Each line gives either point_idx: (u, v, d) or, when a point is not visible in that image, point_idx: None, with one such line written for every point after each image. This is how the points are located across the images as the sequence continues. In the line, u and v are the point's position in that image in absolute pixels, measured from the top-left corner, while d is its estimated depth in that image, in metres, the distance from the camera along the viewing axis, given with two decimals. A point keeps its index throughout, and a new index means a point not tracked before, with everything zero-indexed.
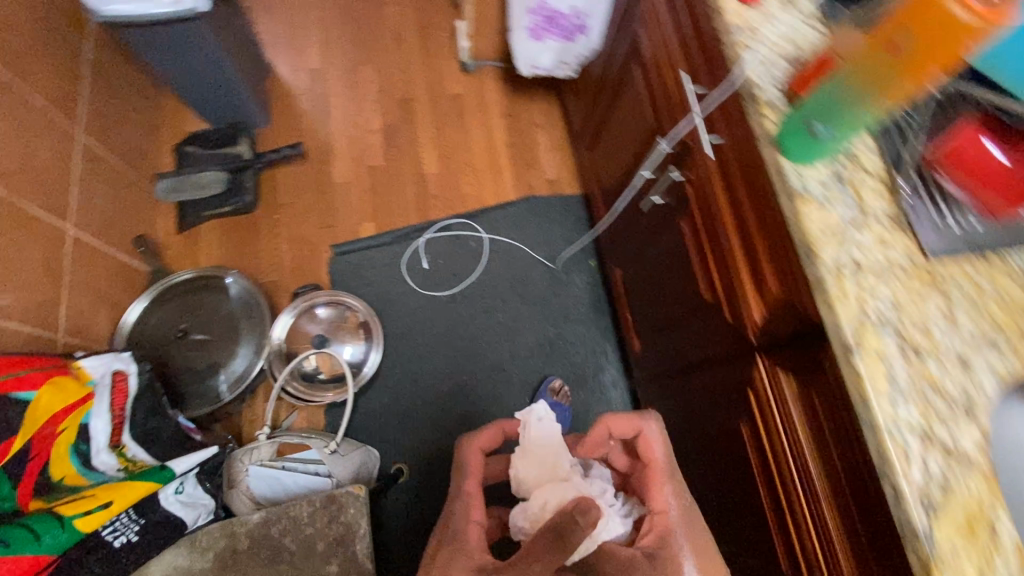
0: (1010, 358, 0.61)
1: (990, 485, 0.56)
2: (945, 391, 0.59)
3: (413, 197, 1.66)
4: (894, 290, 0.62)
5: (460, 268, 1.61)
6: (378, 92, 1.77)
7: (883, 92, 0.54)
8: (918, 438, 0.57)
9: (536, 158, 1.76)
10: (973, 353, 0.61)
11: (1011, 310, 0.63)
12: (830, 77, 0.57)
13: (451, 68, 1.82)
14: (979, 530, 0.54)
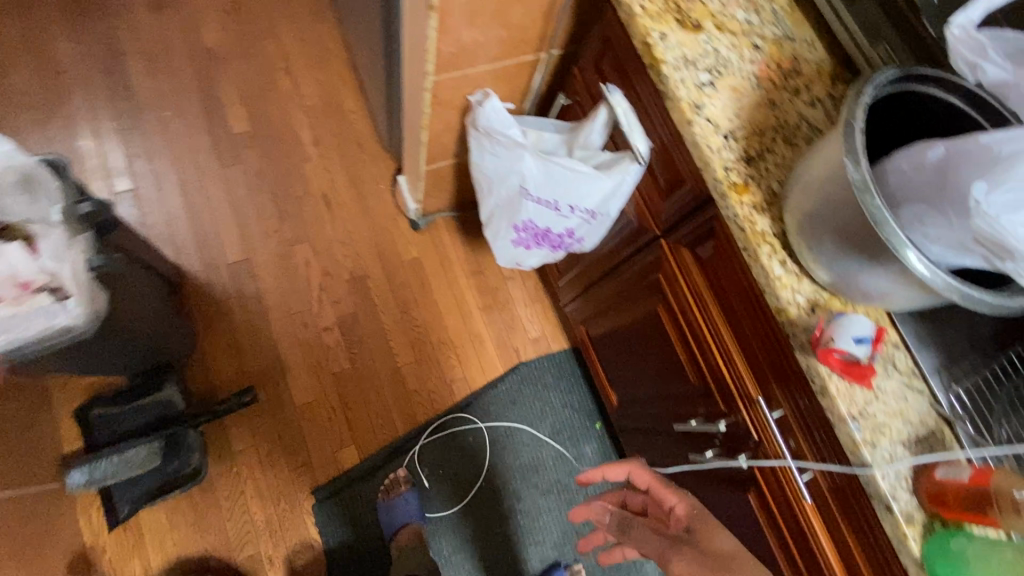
0: None
1: None
2: None
3: (391, 401, 1.44)
4: None
5: (464, 472, 1.43)
6: (322, 276, 1.50)
7: None
8: None
9: (516, 317, 1.60)
10: None
11: None
12: (984, 544, 0.58)
13: (400, 227, 1.59)
14: None
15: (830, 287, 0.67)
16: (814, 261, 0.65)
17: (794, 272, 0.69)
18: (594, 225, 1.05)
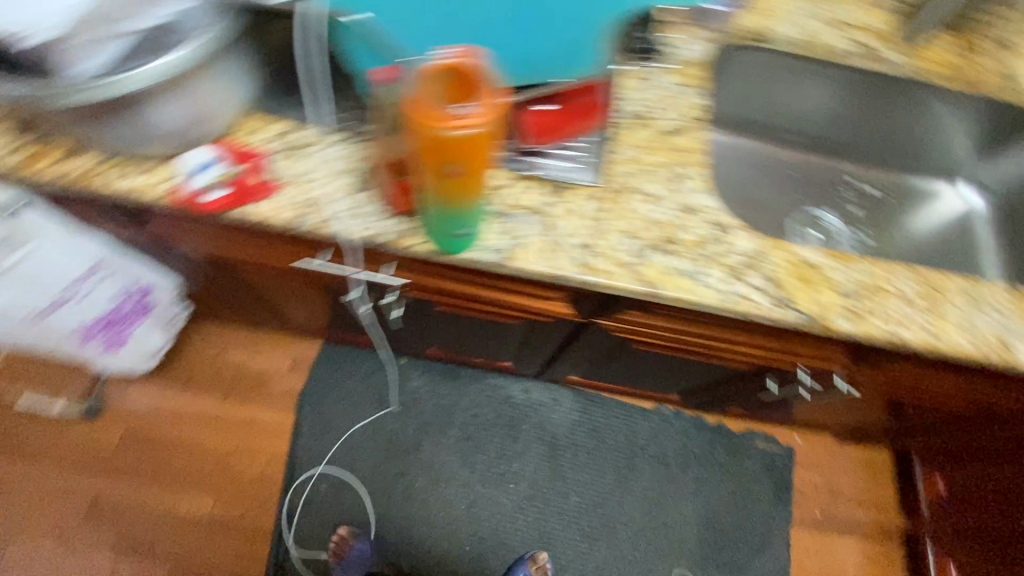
0: (692, 171, 0.74)
1: (780, 247, 0.70)
2: (707, 241, 0.70)
3: (241, 541, 1.34)
4: (620, 228, 0.69)
5: (347, 510, 1.39)
6: (65, 542, 1.30)
7: (460, 202, 0.58)
8: (738, 280, 0.68)
9: (253, 371, 1.48)
10: (681, 196, 0.72)
11: (656, 146, 0.75)
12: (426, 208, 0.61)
13: (82, 430, 1.39)
14: (807, 274, 0.69)
15: (177, 150, 0.70)
16: (134, 145, 0.67)
17: (151, 169, 0.70)
18: (116, 271, 0.97)
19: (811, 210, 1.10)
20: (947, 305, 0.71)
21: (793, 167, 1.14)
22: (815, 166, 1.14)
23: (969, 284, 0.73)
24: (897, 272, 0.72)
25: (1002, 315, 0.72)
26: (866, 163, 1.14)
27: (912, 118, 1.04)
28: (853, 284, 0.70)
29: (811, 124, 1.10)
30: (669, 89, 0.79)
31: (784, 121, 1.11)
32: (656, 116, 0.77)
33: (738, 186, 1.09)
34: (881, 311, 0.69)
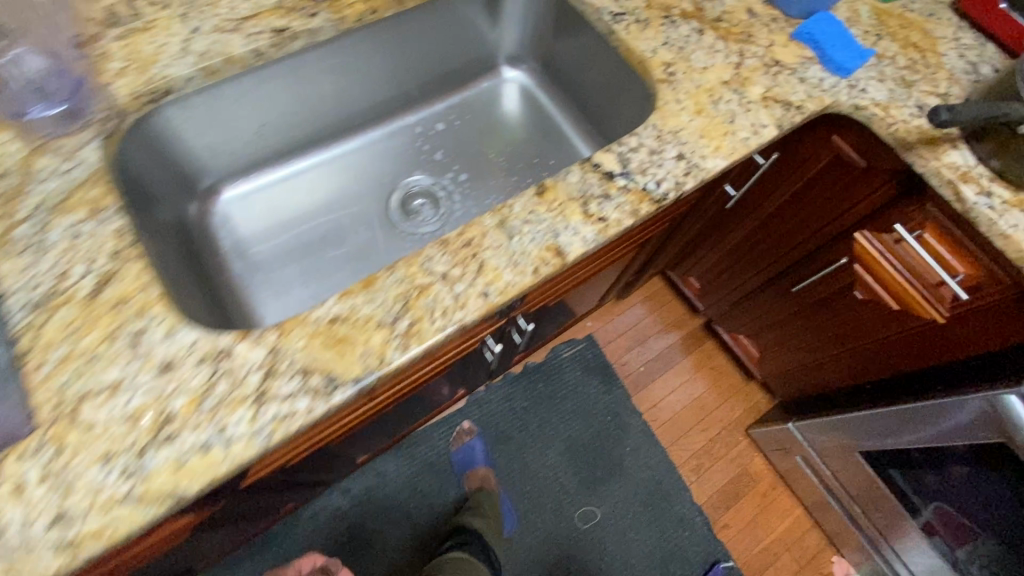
0: (147, 319, 0.58)
1: (292, 328, 0.59)
2: (208, 387, 0.56)
3: None
4: (88, 458, 0.52)
5: None
6: None
7: None
8: (266, 403, 0.55)
9: None
10: (150, 358, 0.56)
11: (88, 320, 0.57)
12: None
13: None
14: (336, 334, 0.59)
15: None
16: None
17: None
18: None
19: (400, 184, 1.01)
20: (486, 252, 0.65)
21: (354, 153, 0.99)
22: (363, 157, 1.00)
23: (498, 213, 0.68)
24: (425, 256, 0.64)
25: (538, 221, 0.68)
26: (417, 100, 1.03)
27: (412, 45, 0.93)
28: (390, 305, 0.61)
29: (330, 119, 0.95)
30: (68, 239, 0.60)
31: (300, 135, 0.94)
32: (68, 283, 0.59)
33: (310, 214, 0.94)
34: (431, 308, 0.61)
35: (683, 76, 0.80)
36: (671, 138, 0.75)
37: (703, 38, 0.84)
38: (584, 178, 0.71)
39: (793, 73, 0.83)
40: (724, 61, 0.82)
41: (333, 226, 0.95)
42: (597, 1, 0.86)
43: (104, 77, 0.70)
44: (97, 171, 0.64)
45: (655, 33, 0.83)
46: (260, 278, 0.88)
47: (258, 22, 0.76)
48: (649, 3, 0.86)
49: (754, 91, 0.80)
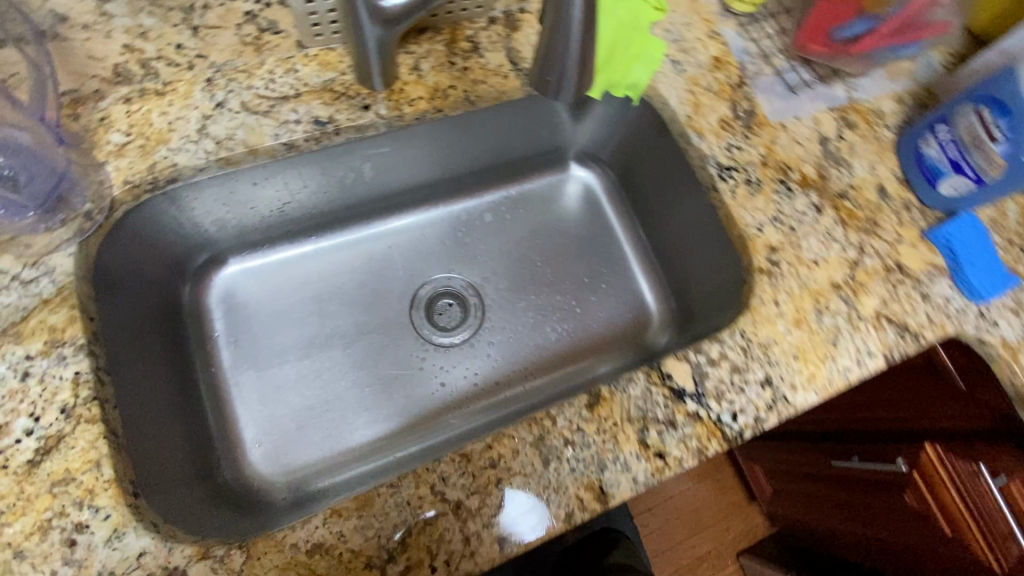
0: (89, 511, 0.47)
1: (264, 551, 0.48)
2: None
3: None
4: None
5: None
6: None
7: None
8: None
9: None
10: (85, 567, 0.45)
11: (18, 499, 0.46)
12: None
13: None
14: (315, 568, 0.48)
15: None
16: None
17: None
18: None
19: (429, 279, 0.88)
20: (513, 481, 0.53)
21: (386, 237, 0.87)
22: (396, 242, 0.88)
23: (536, 425, 0.56)
24: (438, 474, 0.53)
25: (584, 445, 0.55)
26: (467, 186, 0.91)
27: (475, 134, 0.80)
28: (385, 538, 0.50)
29: (368, 197, 0.83)
30: (15, 379, 0.49)
31: (330, 210, 0.82)
32: (4, 443, 0.47)
33: (323, 305, 0.82)
34: (434, 549, 0.50)
35: (787, 269, 0.67)
36: (759, 355, 0.62)
37: (820, 219, 0.70)
38: (649, 393, 0.59)
39: (917, 286, 0.69)
40: (838, 256, 0.69)
41: (347, 323, 0.82)
42: (704, 145, 0.71)
43: (96, 154, 0.56)
44: (66, 287, 0.52)
45: (765, 203, 0.69)
46: (249, 375, 0.75)
47: (298, 107, 0.62)
48: (764, 159, 0.72)
49: (866, 304, 0.67)
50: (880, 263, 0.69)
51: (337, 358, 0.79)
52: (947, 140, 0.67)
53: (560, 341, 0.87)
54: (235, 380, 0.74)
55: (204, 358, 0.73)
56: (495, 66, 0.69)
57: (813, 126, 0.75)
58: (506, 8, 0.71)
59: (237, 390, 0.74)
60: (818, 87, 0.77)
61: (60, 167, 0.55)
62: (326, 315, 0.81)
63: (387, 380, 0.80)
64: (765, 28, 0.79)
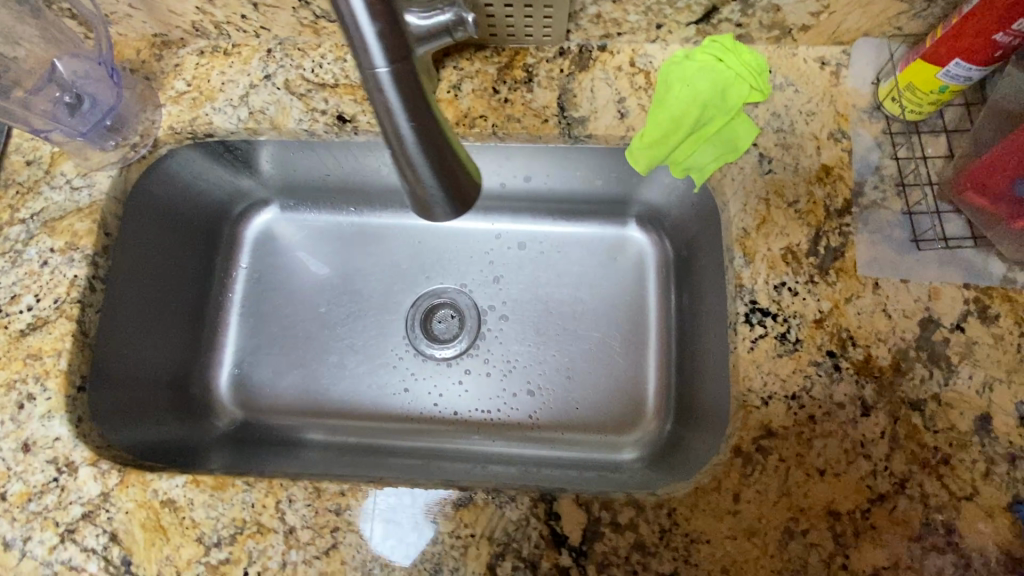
0: (40, 388, 0.58)
1: (131, 484, 0.55)
2: (41, 490, 0.55)
3: None
4: None
5: None
6: None
7: None
8: (68, 542, 0.54)
9: None
10: (21, 429, 0.57)
11: (4, 356, 0.58)
12: None
13: None
14: (160, 519, 0.54)
15: None
16: None
17: None
18: None
19: (440, 286, 0.86)
20: (348, 536, 0.53)
21: (419, 233, 0.88)
22: (424, 238, 0.88)
23: (396, 496, 0.54)
24: (287, 494, 0.54)
25: (431, 540, 0.52)
26: (515, 209, 0.86)
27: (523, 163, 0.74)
28: (221, 525, 0.54)
29: None
30: (37, 264, 0.61)
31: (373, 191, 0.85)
32: (12, 309, 0.60)
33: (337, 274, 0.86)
34: (253, 557, 0.53)
35: (774, 465, 0.52)
36: (678, 545, 0.51)
37: (859, 423, 0.53)
38: (525, 522, 0.52)
39: (959, 566, 0.50)
40: (857, 478, 0.52)
41: (349, 299, 0.85)
42: (747, 272, 0.56)
43: (157, 94, 0.65)
44: (97, 203, 0.62)
45: (790, 373, 0.54)
46: (250, 309, 0.83)
47: (330, 98, 0.63)
48: (820, 317, 0.55)
49: (865, 555, 0.50)
50: (907, 514, 0.51)
51: (327, 327, 0.84)
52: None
53: (534, 401, 0.80)
54: (238, 309, 0.83)
55: (223, 282, 0.83)
56: (540, 106, 0.62)
57: (922, 299, 0.55)
58: (583, 41, 0.62)
59: (236, 318, 0.82)
60: (963, 249, 0.55)
61: (110, 103, 0.63)
62: (334, 283, 0.85)
63: (358, 363, 0.83)
64: (924, 147, 0.58)
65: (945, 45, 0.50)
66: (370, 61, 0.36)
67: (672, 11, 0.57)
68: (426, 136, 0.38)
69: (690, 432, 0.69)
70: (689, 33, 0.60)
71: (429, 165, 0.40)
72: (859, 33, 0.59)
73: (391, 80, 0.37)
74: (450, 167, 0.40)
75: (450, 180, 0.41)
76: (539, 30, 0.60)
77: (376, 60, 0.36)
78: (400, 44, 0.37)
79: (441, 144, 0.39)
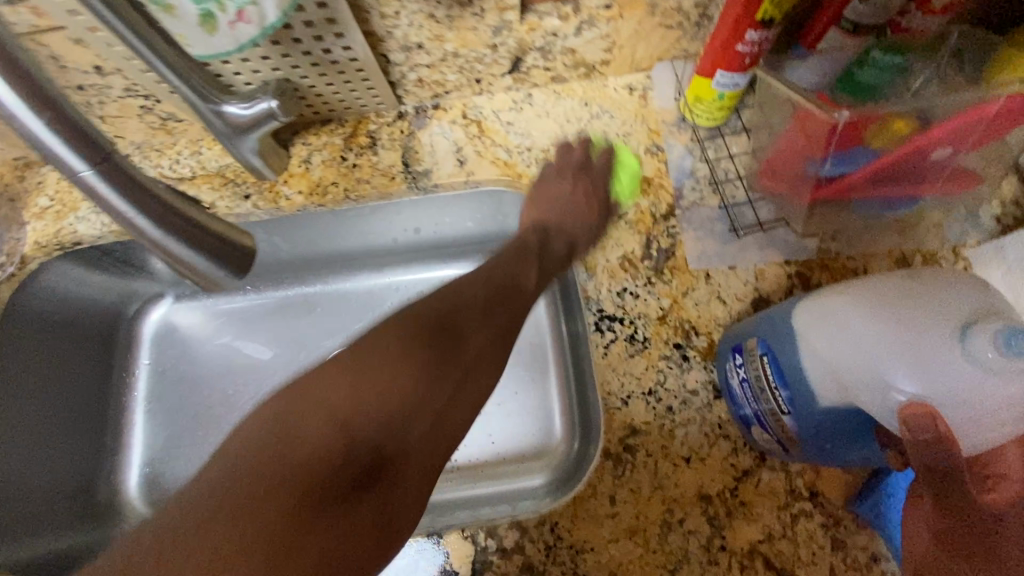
0: None
1: None
2: None
3: None
4: None
5: None
6: None
7: None
8: None
9: None
10: None
11: None
12: None
13: None
14: None
15: None
16: None
17: None
18: None
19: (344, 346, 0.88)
20: None
21: (318, 297, 0.89)
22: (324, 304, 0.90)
23: None
24: None
25: None
26: (407, 260, 0.90)
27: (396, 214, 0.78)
28: None
29: (300, 259, 0.87)
30: None
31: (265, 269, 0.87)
32: None
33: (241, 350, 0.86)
34: None
35: (642, 461, 0.54)
36: (565, 558, 0.52)
37: (714, 405, 0.55)
38: None
39: (829, 527, 0.51)
40: (722, 458, 0.54)
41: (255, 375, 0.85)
42: (591, 285, 0.61)
43: (23, 214, 0.68)
44: None
45: (644, 370, 0.57)
46: (155, 404, 0.82)
47: (189, 190, 0.67)
48: (662, 314, 0.59)
49: (740, 532, 0.52)
50: (762, 500, 0.52)
51: (233, 408, 0.83)
52: (744, 380, 0.51)
53: None
54: (140, 408, 0.82)
55: (123, 381, 0.82)
56: (386, 165, 0.67)
57: (750, 281, 0.59)
58: (417, 103, 0.68)
59: (140, 418, 0.81)
60: (777, 231, 0.61)
61: None
62: (237, 363, 0.85)
63: None
64: (730, 147, 0.65)
65: (707, 61, 0.57)
66: (70, 166, 0.32)
67: (483, 66, 0.63)
68: (181, 226, 0.35)
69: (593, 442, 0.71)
70: (506, 82, 0.67)
71: (185, 245, 0.36)
72: (653, 59, 0.66)
73: (110, 189, 0.33)
74: (205, 239, 0.36)
75: (214, 251, 0.37)
76: (371, 100, 0.65)
77: (76, 165, 0.32)
78: (89, 138, 0.32)
79: (182, 215, 0.36)
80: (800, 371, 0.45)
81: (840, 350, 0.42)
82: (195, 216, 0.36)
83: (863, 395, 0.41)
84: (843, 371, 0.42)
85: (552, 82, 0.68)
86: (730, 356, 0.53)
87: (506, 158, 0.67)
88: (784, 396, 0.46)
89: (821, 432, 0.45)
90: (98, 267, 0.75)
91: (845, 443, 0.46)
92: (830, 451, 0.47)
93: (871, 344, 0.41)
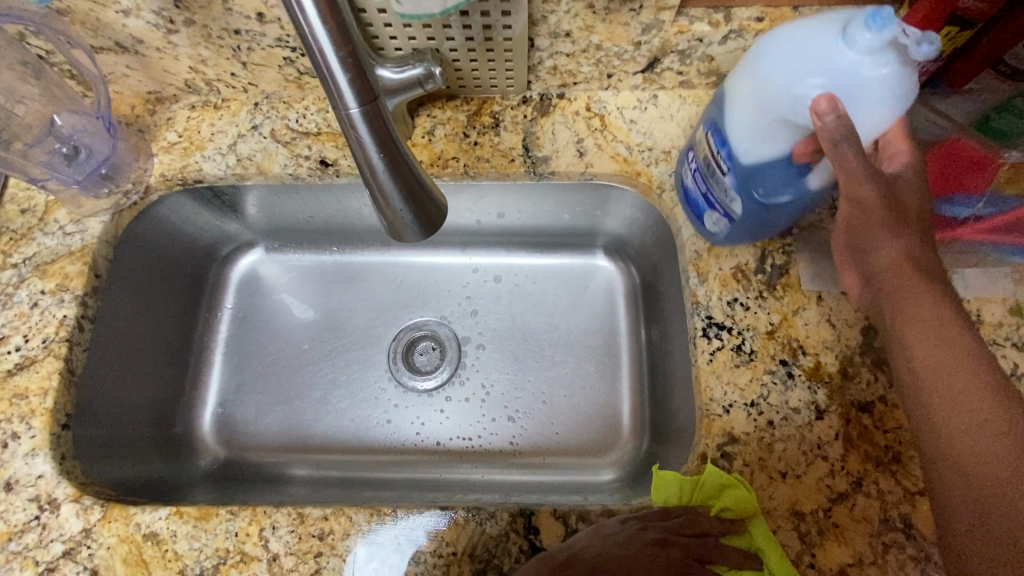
0: (25, 427, 0.60)
1: (114, 519, 0.56)
2: (22, 529, 0.56)
3: None
4: None
5: None
6: None
7: None
8: None
9: None
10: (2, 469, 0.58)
11: None
12: None
13: None
14: (142, 553, 0.55)
15: None
16: None
17: None
18: None
19: (420, 318, 0.89)
20: (331, 560, 0.54)
21: (401, 268, 0.91)
22: (405, 275, 0.91)
23: (378, 518, 0.55)
24: (271, 521, 0.55)
25: (412, 561, 0.53)
26: (491, 243, 0.91)
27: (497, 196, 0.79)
28: (204, 555, 0.55)
29: None
30: (27, 306, 0.64)
31: (355, 233, 0.89)
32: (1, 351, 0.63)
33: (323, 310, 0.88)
34: None
35: (739, 470, 0.55)
36: None
37: (815, 426, 0.56)
38: (505, 538, 0.54)
39: (921, 561, 0.51)
40: (817, 478, 0.54)
41: (333, 335, 0.87)
42: (701, 290, 0.61)
43: (151, 146, 0.70)
44: (89, 247, 0.67)
45: (747, 381, 0.58)
46: (234, 349, 0.84)
47: (313, 144, 0.69)
48: (771, 329, 0.59)
49: (831, 553, 0.52)
50: (856, 527, 0.52)
51: (310, 364, 0.85)
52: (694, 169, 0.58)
53: (514, 428, 0.82)
54: (220, 351, 0.84)
55: (207, 321, 0.84)
56: (507, 147, 0.68)
57: (861, 309, 0.59)
58: (544, 90, 0.69)
59: (219, 360, 0.84)
60: None
61: (104, 153, 0.67)
62: (315, 321, 0.87)
63: (339, 398, 0.84)
64: None
65: None
66: (342, 101, 0.39)
67: (620, 62, 0.64)
68: (398, 170, 0.42)
69: (666, 446, 0.72)
70: (636, 80, 0.68)
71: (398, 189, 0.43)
72: None
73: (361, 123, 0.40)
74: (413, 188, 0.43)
75: (413, 199, 0.44)
76: (503, 82, 0.67)
77: (349, 102, 0.39)
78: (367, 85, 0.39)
79: (408, 164, 0.43)
80: (732, 129, 0.50)
81: (763, 56, 0.46)
82: (419, 171, 0.43)
83: (779, 92, 0.45)
84: (760, 69, 0.47)
85: (679, 87, 0.68)
86: (686, 157, 0.60)
87: (626, 155, 0.67)
88: (724, 155, 0.51)
89: (757, 171, 0.50)
90: (205, 207, 0.78)
91: (780, 178, 0.49)
92: (763, 200, 0.51)
93: (760, 89, 0.46)
